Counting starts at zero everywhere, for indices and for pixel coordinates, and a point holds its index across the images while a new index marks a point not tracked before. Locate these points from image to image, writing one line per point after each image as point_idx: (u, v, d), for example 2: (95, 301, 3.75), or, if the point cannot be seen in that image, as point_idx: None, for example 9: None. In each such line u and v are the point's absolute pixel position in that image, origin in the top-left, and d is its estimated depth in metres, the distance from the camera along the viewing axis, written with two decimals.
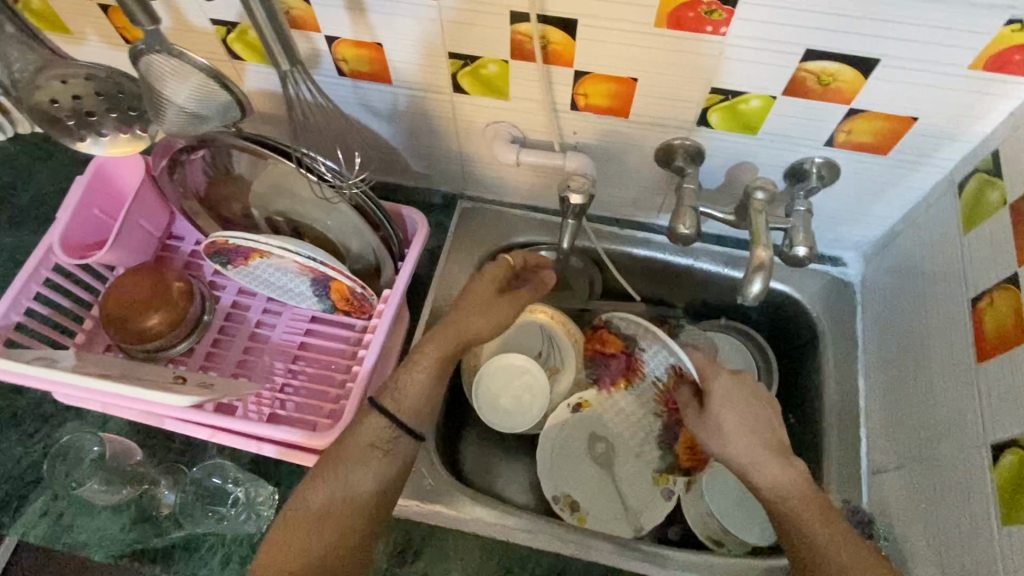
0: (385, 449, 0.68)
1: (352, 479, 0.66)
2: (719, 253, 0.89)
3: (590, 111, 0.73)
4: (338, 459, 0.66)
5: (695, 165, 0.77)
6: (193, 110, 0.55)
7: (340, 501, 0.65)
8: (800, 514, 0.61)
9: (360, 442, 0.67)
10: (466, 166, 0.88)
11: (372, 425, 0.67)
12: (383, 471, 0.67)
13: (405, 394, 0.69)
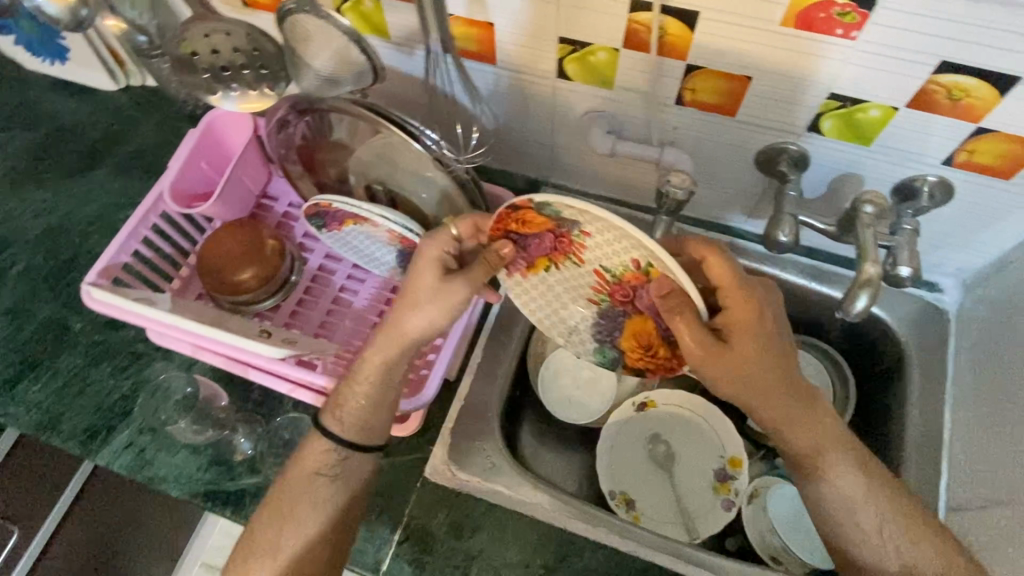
0: (333, 473, 0.69)
1: (303, 511, 0.67)
2: (806, 266, 0.87)
3: (695, 107, 0.72)
4: (287, 499, 0.67)
5: (798, 172, 0.75)
6: (329, 75, 0.59)
7: (300, 532, 0.66)
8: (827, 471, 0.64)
9: (306, 472, 0.68)
10: (556, 153, 0.88)
11: (314, 456, 0.69)
12: (336, 496, 0.68)
13: (355, 394, 0.68)
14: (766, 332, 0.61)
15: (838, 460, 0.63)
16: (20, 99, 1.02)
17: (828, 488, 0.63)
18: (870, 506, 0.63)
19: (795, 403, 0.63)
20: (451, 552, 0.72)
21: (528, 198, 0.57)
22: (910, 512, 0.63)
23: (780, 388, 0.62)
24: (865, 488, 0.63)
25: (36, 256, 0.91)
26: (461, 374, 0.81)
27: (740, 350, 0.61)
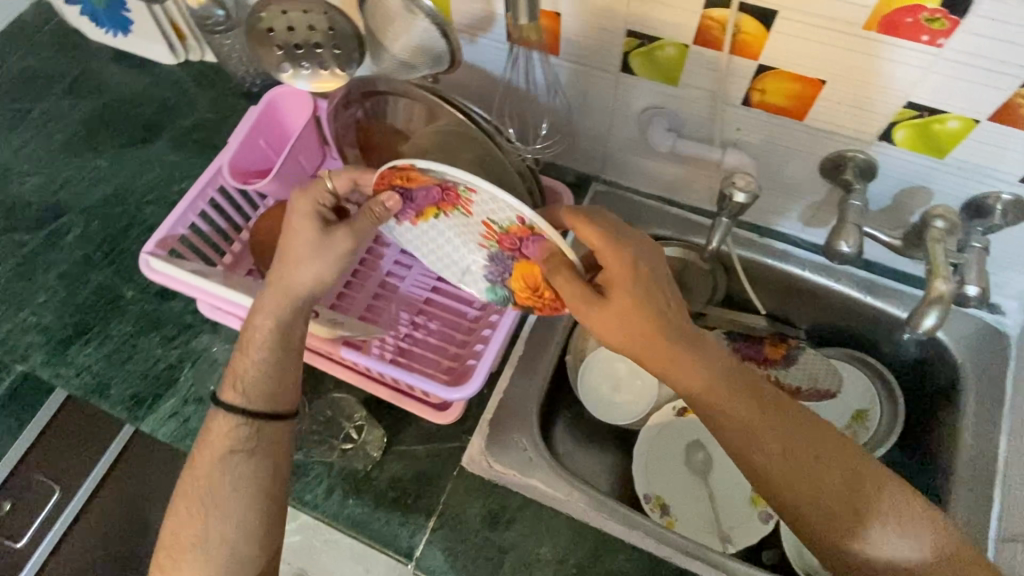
0: (246, 447, 0.64)
1: (218, 497, 0.62)
2: (861, 279, 0.85)
3: (762, 109, 0.70)
4: (196, 487, 0.63)
5: (864, 182, 0.72)
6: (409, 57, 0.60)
7: (213, 519, 0.62)
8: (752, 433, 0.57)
9: (215, 453, 0.64)
10: (610, 149, 0.87)
11: (222, 433, 0.64)
12: (250, 472, 0.63)
13: (251, 354, 0.66)
14: (651, 290, 0.58)
15: (787, 437, 0.57)
16: (83, 68, 1.04)
17: (790, 476, 0.56)
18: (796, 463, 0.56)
19: (722, 380, 0.58)
20: (484, 543, 0.72)
21: (414, 163, 0.57)
22: (878, 477, 0.57)
23: (695, 363, 0.58)
24: (786, 443, 0.57)
25: (92, 223, 0.93)
26: (503, 366, 0.80)
27: (617, 311, 0.58)
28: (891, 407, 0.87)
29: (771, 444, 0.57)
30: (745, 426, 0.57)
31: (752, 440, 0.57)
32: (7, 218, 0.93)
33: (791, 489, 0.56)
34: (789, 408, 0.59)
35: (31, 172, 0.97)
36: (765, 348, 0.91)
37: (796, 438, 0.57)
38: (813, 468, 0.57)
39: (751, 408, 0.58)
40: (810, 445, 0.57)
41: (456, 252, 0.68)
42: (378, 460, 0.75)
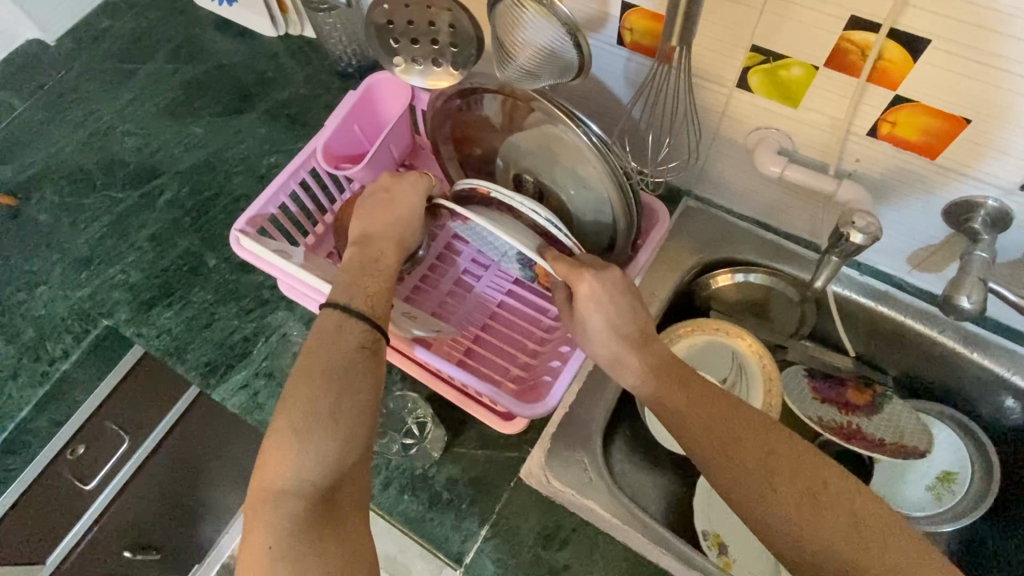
0: (374, 347, 0.62)
1: (348, 382, 0.59)
2: (971, 333, 0.78)
3: (889, 142, 0.64)
4: (324, 365, 0.59)
5: (994, 233, 0.66)
6: (529, 70, 0.56)
7: (341, 399, 0.58)
8: (678, 409, 0.61)
9: (344, 344, 0.61)
10: (708, 166, 0.82)
11: (353, 329, 0.61)
12: (378, 370, 0.61)
13: (367, 285, 0.65)
14: (614, 313, 0.63)
15: (719, 419, 0.59)
16: (188, 33, 1.07)
17: (742, 478, 0.56)
18: (716, 432, 0.58)
19: (674, 386, 0.62)
20: (535, 559, 0.70)
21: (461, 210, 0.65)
22: (799, 453, 0.56)
23: (650, 370, 0.63)
24: (708, 415, 0.59)
25: (183, 188, 0.95)
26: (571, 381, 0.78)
27: (587, 333, 0.65)
28: (985, 481, 0.80)
29: (714, 441, 0.58)
30: (696, 429, 0.59)
31: (706, 443, 0.58)
32: (105, 174, 0.97)
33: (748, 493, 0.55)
34: (747, 413, 0.59)
35: (131, 131, 1.00)
36: (847, 393, 0.85)
37: (748, 442, 0.57)
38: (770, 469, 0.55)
39: (705, 412, 0.59)
40: (765, 447, 0.57)
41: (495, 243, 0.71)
42: (438, 461, 0.74)
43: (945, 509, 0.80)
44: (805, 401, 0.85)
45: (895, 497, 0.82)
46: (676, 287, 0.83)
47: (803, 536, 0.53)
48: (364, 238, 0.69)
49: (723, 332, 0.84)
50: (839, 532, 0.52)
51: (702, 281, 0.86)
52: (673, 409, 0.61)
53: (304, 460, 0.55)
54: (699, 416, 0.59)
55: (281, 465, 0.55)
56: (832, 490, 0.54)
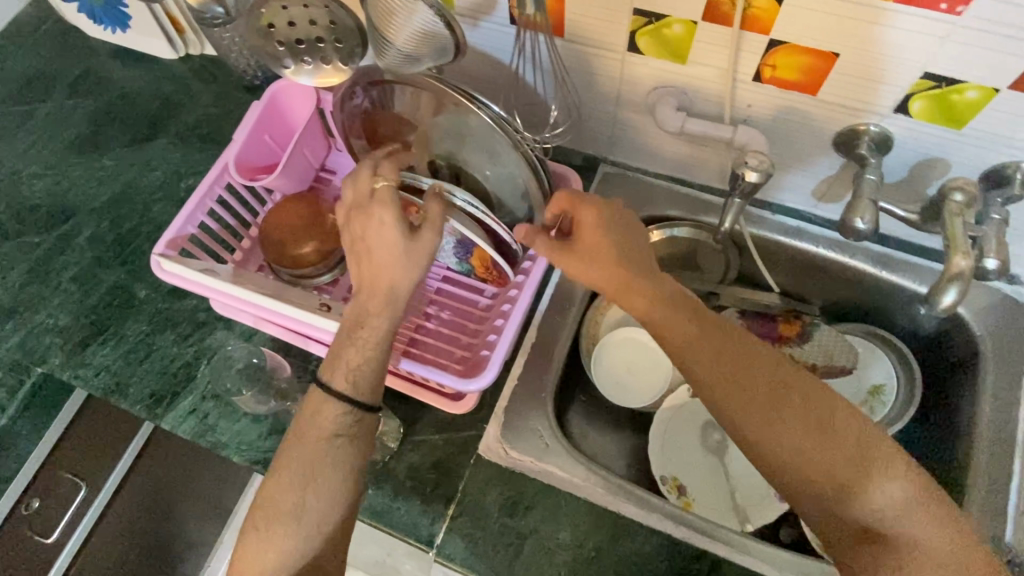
0: (349, 432, 0.63)
1: (319, 475, 0.62)
2: (878, 254, 0.83)
3: (773, 84, 0.68)
4: (301, 455, 0.63)
5: (879, 156, 0.71)
6: (409, 53, 0.56)
7: (306, 494, 0.62)
8: (691, 342, 0.62)
9: (318, 431, 0.63)
10: (618, 131, 0.85)
11: (330, 412, 0.63)
12: (352, 459, 0.63)
13: (346, 362, 0.64)
14: (626, 252, 0.65)
15: (732, 355, 0.61)
16: (85, 67, 1.04)
17: (752, 414, 0.59)
18: (726, 367, 0.60)
19: (688, 319, 0.63)
20: (504, 529, 0.72)
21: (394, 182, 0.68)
22: (804, 387, 0.60)
23: (662, 305, 0.63)
24: (720, 350, 0.61)
25: (102, 223, 0.93)
26: (516, 354, 0.81)
27: (592, 268, 0.65)
28: (908, 386, 0.85)
29: (726, 375, 0.60)
30: (709, 365, 0.61)
31: (721, 381, 0.60)
32: (16, 221, 0.93)
33: (755, 428, 0.59)
34: (757, 347, 0.62)
35: (39, 173, 0.97)
36: (778, 327, 0.90)
37: (759, 375, 0.60)
38: (779, 408, 0.59)
39: (715, 355, 0.61)
40: (773, 388, 0.60)
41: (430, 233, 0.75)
42: (396, 452, 0.76)
43: (878, 419, 0.85)
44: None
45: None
46: None
47: (805, 467, 0.58)
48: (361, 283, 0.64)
49: None
50: (839, 463, 0.57)
51: None
52: (687, 341, 0.62)
53: (270, 550, 0.61)
54: (712, 352, 0.61)
55: (251, 555, 0.62)
56: (838, 424, 0.58)
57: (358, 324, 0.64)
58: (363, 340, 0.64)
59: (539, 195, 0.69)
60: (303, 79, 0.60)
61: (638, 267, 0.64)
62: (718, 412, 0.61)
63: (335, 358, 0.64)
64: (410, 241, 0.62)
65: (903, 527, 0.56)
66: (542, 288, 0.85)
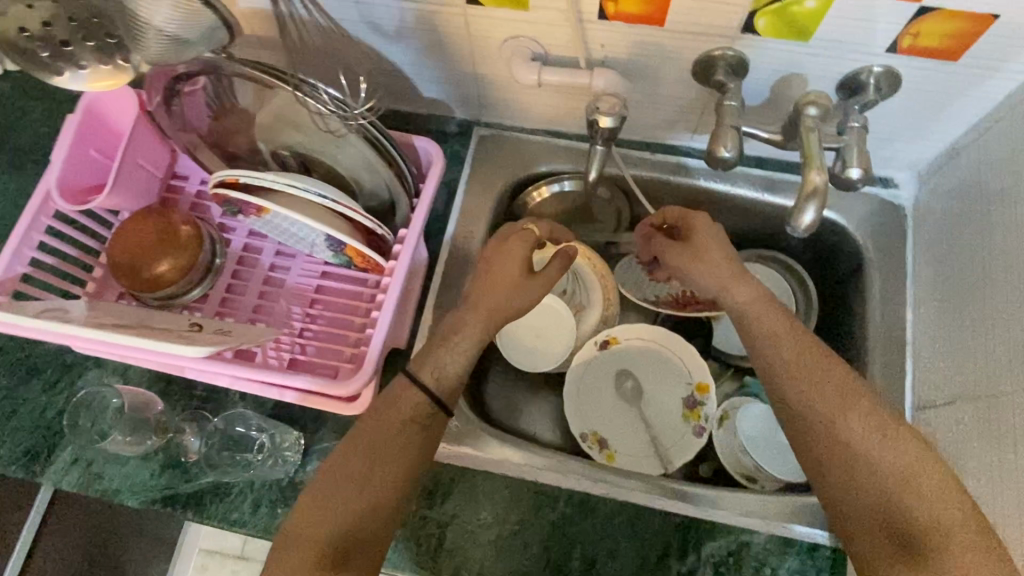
0: (425, 421, 0.61)
1: (390, 454, 0.59)
2: (759, 178, 0.83)
3: (619, 20, 0.65)
4: (372, 435, 0.59)
5: (737, 79, 0.69)
6: (173, 34, 0.47)
7: (375, 468, 0.58)
8: (764, 328, 0.63)
9: (394, 414, 0.61)
10: (482, 90, 0.81)
11: (409, 398, 0.61)
12: (423, 445, 0.61)
13: (432, 363, 0.64)
14: (728, 258, 0.68)
15: (808, 357, 0.60)
16: None
17: (812, 405, 0.58)
18: (798, 359, 0.61)
19: (776, 317, 0.64)
20: (422, 521, 0.69)
21: (236, 178, 0.60)
22: (881, 412, 0.57)
23: (758, 300, 0.65)
24: (794, 347, 0.61)
25: None
26: (412, 340, 0.77)
27: (695, 261, 0.69)
28: (806, 302, 0.86)
29: (796, 368, 0.60)
30: (780, 356, 0.61)
31: (792, 373, 0.60)
32: None
33: (813, 423, 0.58)
34: (837, 362, 0.60)
35: None
36: None
37: (833, 382, 0.58)
38: (843, 411, 0.57)
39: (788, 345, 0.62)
40: (842, 393, 0.58)
41: (293, 230, 0.67)
42: (299, 465, 0.71)
43: None
44: (642, 284, 0.89)
45: (724, 344, 0.88)
46: (493, 215, 0.85)
47: (859, 474, 0.55)
48: (468, 300, 0.67)
49: None
50: (894, 477, 0.54)
51: (519, 202, 0.88)
52: (763, 330, 0.63)
53: (325, 515, 0.56)
54: (790, 348, 0.61)
55: (306, 517, 0.56)
56: (906, 441, 0.55)
57: (448, 336, 0.65)
58: (454, 348, 0.64)
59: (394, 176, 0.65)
60: (74, 85, 0.50)
61: (745, 273, 0.67)
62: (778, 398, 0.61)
63: (424, 355, 0.64)
64: (529, 273, 0.68)
65: (955, 563, 0.50)
66: (433, 266, 0.82)
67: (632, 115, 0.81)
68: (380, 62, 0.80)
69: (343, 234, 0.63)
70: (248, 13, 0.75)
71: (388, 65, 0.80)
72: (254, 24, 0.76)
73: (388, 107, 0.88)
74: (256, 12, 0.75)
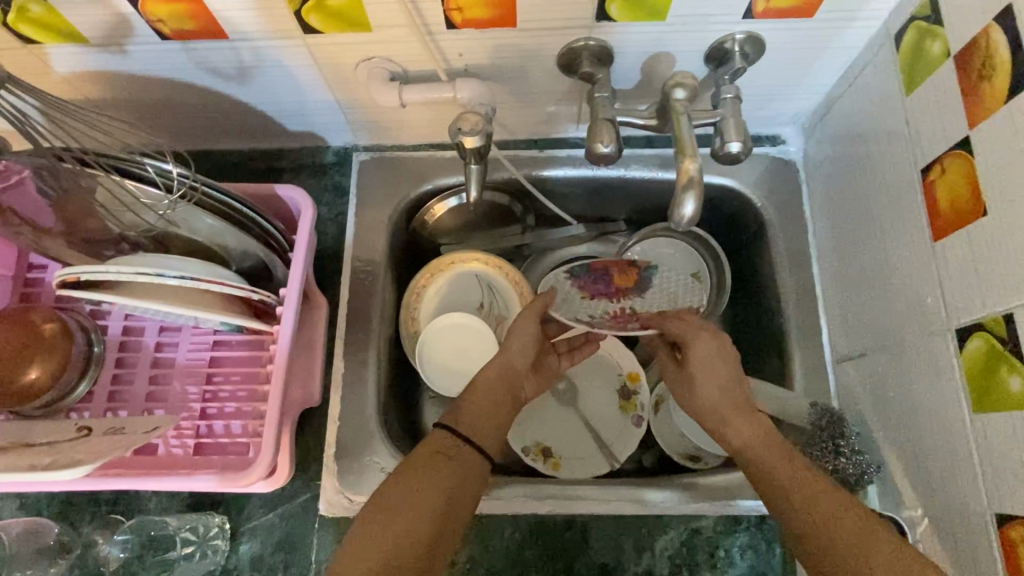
0: (452, 454, 0.60)
1: (420, 483, 0.56)
2: (652, 157, 0.82)
3: (470, 27, 0.61)
4: (406, 470, 0.57)
5: (604, 68, 0.67)
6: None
7: (410, 495, 0.55)
8: (762, 467, 0.59)
9: (423, 450, 0.60)
10: (350, 116, 0.76)
11: (435, 437, 0.61)
12: (454, 477, 0.58)
13: (464, 405, 0.63)
14: (730, 386, 0.65)
15: (788, 477, 0.57)
16: None
17: (794, 493, 0.56)
18: (784, 481, 0.57)
19: (756, 438, 0.61)
20: None
21: (78, 275, 0.54)
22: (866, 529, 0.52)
23: (750, 430, 0.61)
24: (778, 469, 0.58)
25: None
26: (327, 393, 0.73)
27: (696, 383, 0.66)
28: (716, 265, 0.85)
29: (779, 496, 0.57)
30: (762, 481, 0.59)
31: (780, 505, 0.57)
32: None
33: (805, 539, 0.54)
34: (816, 482, 0.56)
35: None
36: (613, 281, 0.76)
37: (816, 504, 0.54)
38: (838, 522, 0.53)
39: (770, 437, 0.61)
40: (837, 504, 0.54)
41: (164, 315, 0.62)
42: (229, 550, 0.67)
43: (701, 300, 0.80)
44: (572, 302, 0.75)
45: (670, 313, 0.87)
46: (390, 243, 0.80)
47: (853, 567, 0.51)
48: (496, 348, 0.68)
49: (450, 262, 0.84)
50: None
51: (417, 221, 0.82)
52: (755, 463, 0.60)
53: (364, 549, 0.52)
54: (781, 471, 0.58)
55: (350, 558, 0.52)
56: (893, 558, 0.50)
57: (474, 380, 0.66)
58: (473, 392, 0.65)
59: (256, 240, 0.63)
60: None
61: (750, 410, 0.63)
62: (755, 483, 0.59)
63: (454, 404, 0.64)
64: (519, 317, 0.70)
65: None
66: (336, 309, 0.77)
67: (511, 116, 0.78)
68: (232, 105, 0.73)
69: (212, 311, 0.58)
70: (68, 77, 0.67)
71: (242, 107, 0.74)
72: (80, 87, 0.69)
73: (257, 147, 0.82)
74: (78, 76, 0.67)
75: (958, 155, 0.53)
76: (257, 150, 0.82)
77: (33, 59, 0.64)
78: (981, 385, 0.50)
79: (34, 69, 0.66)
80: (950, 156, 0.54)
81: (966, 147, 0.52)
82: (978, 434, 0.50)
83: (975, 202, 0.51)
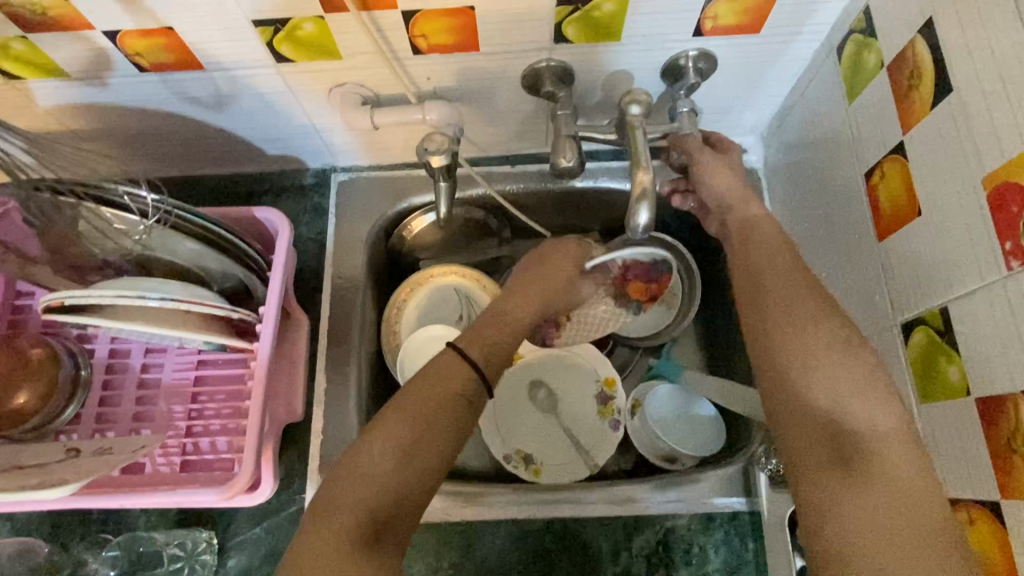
0: (473, 399, 0.56)
1: (437, 424, 0.53)
2: (619, 169, 0.85)
3: (435, 53, 0.65)
4: (421, 398, 0.54)
5: (566, 87, 0.70)
6: None
7: (423, 432, 0.52)
8: (758, 272, 0.59)
9: (446, 385, 0.56)
10: (326, 138, 0.79)
11: (457, 372, 0.57)
12: (470, 422, 0.55)
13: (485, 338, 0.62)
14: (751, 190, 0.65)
15: (788, 281, 0.57)
16: None
17: (809, 392, 0.50)
18: (774, 281, 0.57)
19: (766, 250, 0.61)
20: None
21: (62, 300, 0.56)
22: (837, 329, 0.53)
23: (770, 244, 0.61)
24: (775, 272, 0.58)
25: None
26: (309, 409, 0.75)
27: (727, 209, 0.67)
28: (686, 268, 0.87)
29: (768, 290, 0.57)
30: (753, 284, 0.59)
31: (767, 298, 0.57)
32: None
33: (768, 327, 0.55)
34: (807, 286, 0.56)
35: None
36: None
37: (798, 299, 0.55)
38: (811, 320, 0.53)
39: (825, 323, 0.53)
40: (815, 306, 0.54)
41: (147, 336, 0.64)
42: (216, 565, 0.69)
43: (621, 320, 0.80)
44: None
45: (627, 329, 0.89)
46: (369, 260, 0.83)
47: (801, 353, 0.52)
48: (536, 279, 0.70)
49: (428, 276, 0.86)
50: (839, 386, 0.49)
51: (395, 237, 0.86)
52: (753, 271, 0.60)
53: (366, 478, 0.49)
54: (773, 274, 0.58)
55: (349, 484, 0.49)
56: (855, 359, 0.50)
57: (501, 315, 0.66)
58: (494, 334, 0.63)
59: (234, 261, 0.65)
60: None
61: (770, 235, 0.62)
62: (790, 363, 0.52)
63: (475, 334, 0.62)
64: None
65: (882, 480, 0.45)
66: (317, 326, 0.79)
67: (482, 134, 0.81)
68: (211, 131, 0.76)
69: (193, 331, 0.60)
70: (51, 109, 0.70)
71: (221, 133, 0.77)
72: (63, 119, 0.71)
73: (238, 172, 0.85)
74: (61, 108, 0.70)
75: (895, 159, 0.56)
76: (239, 174, 0.85)
77: (17, 93, 0.66)
78: (925, 375, 0.52)
79: (19, 103, 0.68)
80: (889, 160, 0.57)
81: (901, 152, 0.55)
82: (924, 423, 0.53)
83: (912, 201, 0.54)
